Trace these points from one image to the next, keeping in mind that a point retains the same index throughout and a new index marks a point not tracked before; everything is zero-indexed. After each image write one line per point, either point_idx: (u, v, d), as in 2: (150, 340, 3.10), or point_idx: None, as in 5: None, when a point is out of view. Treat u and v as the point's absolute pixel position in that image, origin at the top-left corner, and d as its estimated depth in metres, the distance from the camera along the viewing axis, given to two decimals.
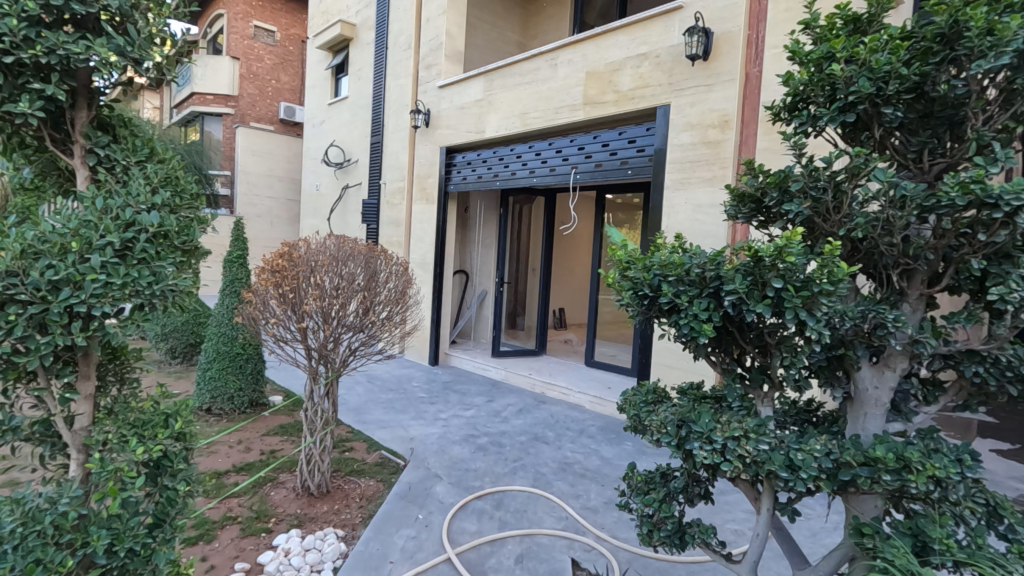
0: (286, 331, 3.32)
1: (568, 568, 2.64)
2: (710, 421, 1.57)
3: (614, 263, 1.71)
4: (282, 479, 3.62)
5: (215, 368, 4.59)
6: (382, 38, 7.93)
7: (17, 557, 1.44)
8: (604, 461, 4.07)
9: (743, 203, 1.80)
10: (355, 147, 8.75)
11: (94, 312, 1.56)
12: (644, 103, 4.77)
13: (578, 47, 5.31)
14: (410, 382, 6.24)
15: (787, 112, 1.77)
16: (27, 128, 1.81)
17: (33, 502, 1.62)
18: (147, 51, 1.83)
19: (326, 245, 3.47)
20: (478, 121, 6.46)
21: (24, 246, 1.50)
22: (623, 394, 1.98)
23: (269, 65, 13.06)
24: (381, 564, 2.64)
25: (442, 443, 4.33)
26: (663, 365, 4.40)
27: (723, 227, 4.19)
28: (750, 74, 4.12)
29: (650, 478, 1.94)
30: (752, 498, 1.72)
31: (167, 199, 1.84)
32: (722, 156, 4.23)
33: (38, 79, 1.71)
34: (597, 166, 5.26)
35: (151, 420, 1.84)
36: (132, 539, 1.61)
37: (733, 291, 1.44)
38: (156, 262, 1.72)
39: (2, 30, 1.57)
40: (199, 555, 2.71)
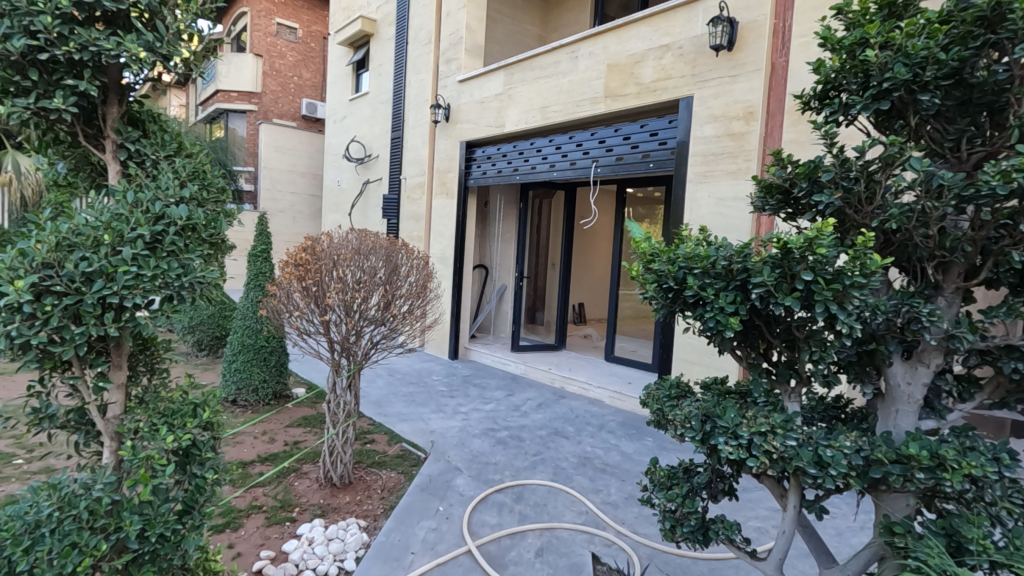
0: (309, 324, 3.37)
1: (588, 563, 2.64)
2: (736, 416, 1.55)
3: (637, 256, 1.69)
4: (305, 469, 3.68)
5: (240, 360, 4.67)
6: (402, 34, 7.96)
7: (54, 540, 1.50)
8: (624, 456, 4.05)
9: (770, 194, 1.76)
10: (376, 142, 8.81)
11: (125, 303, 1.59)
12: (666, 95, 4.71)
13: (599, 39, 5.26)
14: (430, 376, 6.28)
15: (817, 101, 1.73)
16: (61, 124, 1.85)
17: (69, 488, 1.68)
18: (175, 47, 1.86)
19: (347, 239, 3.50)
20: (498, 115, 6.45)
21: (58, 239, 1.55)
22: (645, 388, 1.97)
23: (291, 62, 13.21)
24: (402, 554, 2.67)
25: (462, 436, 4.35)
26: (684, 360, 4.35)
27: (748, 220, 4.12)
28: (776, 65, 4.03)
29: (673, 473, 1.92)
30: (778, 496, 1.69)
31: (194, 192, 1.88)
32: (746, 148, 4.15)
33: (71, 76, 1.76)
34: (618, 159, 5.21)
35: (180, 410, 1.88)
36: (163, 525, 1.65)
37: (760, 284, 1.41)
38: (184, 254, 1.75)
39: (37, 27, 1.61)
40: (226, 542, 2.77)
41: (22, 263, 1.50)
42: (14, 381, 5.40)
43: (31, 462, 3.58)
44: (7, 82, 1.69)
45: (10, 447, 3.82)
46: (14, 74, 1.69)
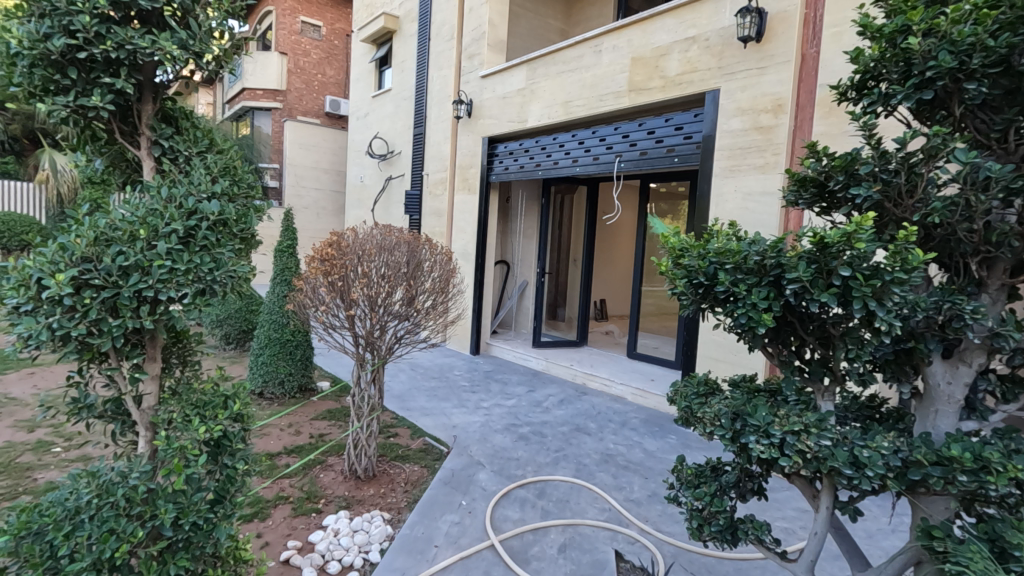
0: (334, 318, 3.41)
1: (611, 560, 2.62)
2: (768, 414, 1.52)
3: (666, 251, 1.67)
4: (330, 462, 3.73)
5: (267, 354, 4.76)
6: (424, 30, 7.98)
7: (94, 526, 1.55)
8: (648, 454, 4.01)
9: (804, 188, 1.72)
10: (398, 139, 8.86)
11: (160, 296, 1.62)
12: (692, 88, 4.63)
13: (622, 33, 5.19)
14: (452, 371, 6.32)
15: (855, 91, 1.70)
16: (98, 122, 1.90)
17: (107, 476, 1.73)
18: (207, 44, 1.90)
19: (372, 234, 3.52)
20: (521, 110, 6.42)
21: (97, 233, 1.60)
22: (672, 385, 1.95)
23: (315, 60, 13.35)
24: (426, 547, 2.69)
25: (484, 431, 4.37)
26: (709, 357, 4.29)
27: (776, 215, 4.04)
28: (807, 55, 3.93)
29: (700, 472, 1.90)
30: (810, 497, 1.66)
31: (225, 188, 1.91)
32: (775, 142, 4.07)
33: (108, 74, 1.79)
34: (642, 154, 5.16)
35: (212, 401, 1.92)
36: (196, 513, 1.69)
37: (796, 279, 1.38)
38: (216, 249, 1.78)
39: (77, 26, 1.65)
40: (255, 531, 2.83)
41: (63, 257, 1.55)
42: (52, 371, 5.59)
43: (69, 450, 3.70)
44: (48, 81, 1.74)
45: (50, 435, 3.96)
46: (54, 73, 1.73)
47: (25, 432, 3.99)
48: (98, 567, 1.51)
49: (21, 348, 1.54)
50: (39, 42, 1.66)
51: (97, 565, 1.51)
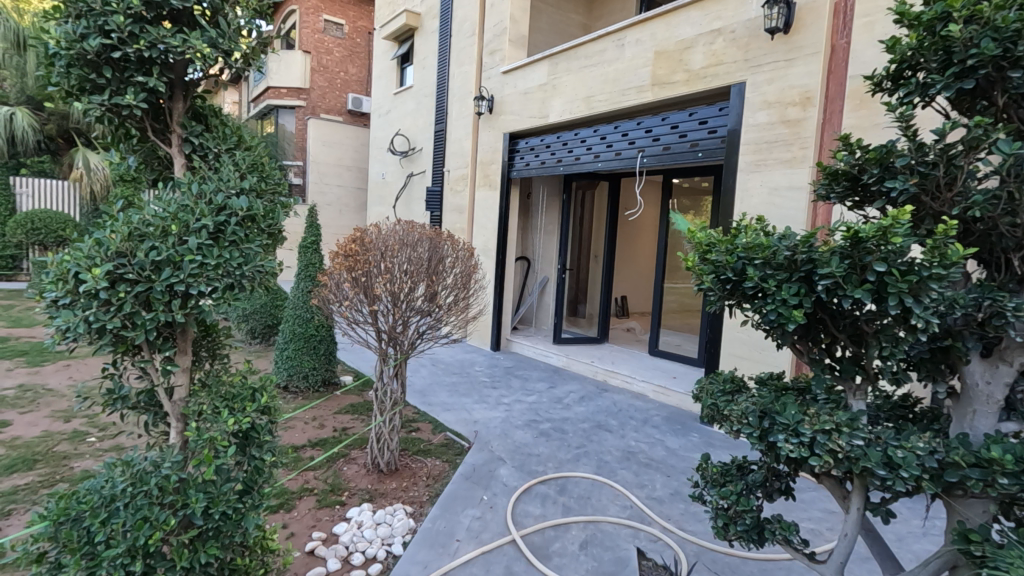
0: (358, 314, 3.45)
1: (633, 558, 2.60)
2: (797, 413, 1.48)
3: (693, 247, 1.65)
4: (353, 455, 3.77)
5: (291, 348, 4.83)
6: (446, 26, 7.99)
7: (128, 514, 1.59)
8: (670, 451, 3.97)
9: (836, 181, 1.68)
10: (420, 136, 8.90)
11: (191, 290, 1.66)
12: (716, 81, 4.55)
13: (646, 26, 5.13)
14: (473, 366, 6.34)
15: (891, 81, 1.65)
16: (131, 120, 1.94)
17: (140, 465, 1.78)
18: (236, 43, 1.93)
19: (395, 229, 3.55)
20: (542, 105, 6.40)
21: (131, 229, 1.64)
22: (698, 383, 1.94)
23: (338, 57, 13.47)
24: (448, 541, 2.71)
25: (505, 427, 4.38)
26: (734, 355, 4.22)
27: (803, 210, 3.96)
28: (837, 46, 3.83)
29: (726, 470, 1.87)
30: (839, 497, 1.62)
31: (253, 183, 1.94)
32: (802, 136, 3.98)
33: (141, 73, 1.83)
34: (665, 149, 5.09)
35: (240, 394, 1.97)
36: (225, 503, 1.72)
37: (828, 275, 1.35)
38: (245, 244, 1.81)
39: (111, 27, 1.69)
40: (281, 522, 2.88)
41: (99, 252, 1.59)
42: (87, 364, 5.75)
43: (103, 440, 3.81)
44: (84, 80, 1.79)
45: (85, 425, 4.09)
46: (90, 72, 1.78)
47: (62, 422, 4.12)
48: (134, 554, 1.55)
49: (59, 340, 1.59)
50: (75, 42, 1.71)
51: (131, 552, 1.55)
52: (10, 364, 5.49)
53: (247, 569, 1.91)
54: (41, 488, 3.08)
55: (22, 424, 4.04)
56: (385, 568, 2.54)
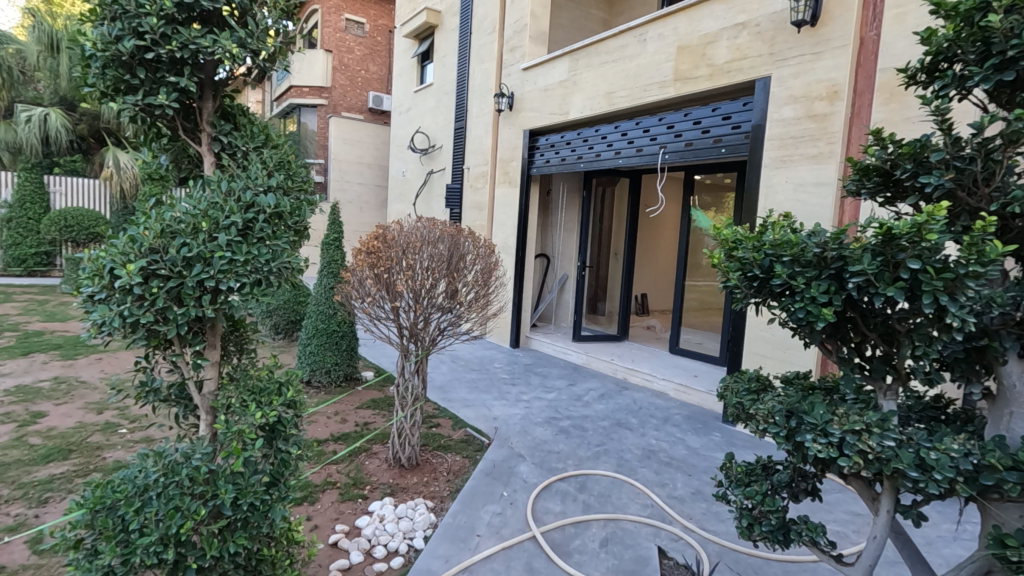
0: (380, 310, 3.49)
1: (654, 557, 2.59)
2: (825, 412, 1.46)
3: (718, 244, 1.63)
4: (375, 449, 3.82)
5: (314, 344, 4.91)
6: (466, 23, 8.00)
7: (162, 503, 1.64)
8: (691, 451, 3.94)
9: (867, 177, 1.65)
10: (440, 133, 8.94)
11: (220, 286, 1.69)
12: (740, 76, 4.48)
13: (668, 21, 5.07)
14: (492, 363, 6.36)
15: (926, 73, 1.61)
16: (163, 120, 1.99)
17: (172, 456, 1.83)
18: (263, 43, 1.97)
19: (417, 226, 3.58)
20: (563, 102, 6.37)
21: (163, 226, 1.69)
22: (723, 382, 1.92)
23: (359, 56, 13.59)
24: (469, 536, 2.73)
25: (525, 424, 4.39)
26: (757, 354, 4.16)
27: (830, 207, 3.88)
28: (866, 39, 3.75)
29: (751, 470, 1.85)
30: (868, 499, 1.60)
31: (280, 181, 1.98)
32: (829, 130, 3.90)
33: (173, 73, 1.87)
34: (687, 145, 5.04)
35: (267, 388, 2.01)
36: (253, 494, 1.76)
37: (859, 273, 1.32)
38: (272, 241, 1.85)
39: (145, 28, 1.73)
40: (305, 514, 2.93)
41: (133, 249, 1.64)
42: (118, 357, 5.91)
43: (134, 432, 3.92)
44: (118, 80, 1.83)
45: (116, 417, 4.21)
46: (125, 73, 1.82)
47: (95, 414, 4.25)
48: (166, 543, 1.60)
49: (96, 334, 1.64)
50: (111, 44, 1.76)
51: (164, 540, 1.60)
52: (46, 357, 5.68)
53: (274, 558, 1.95)
54: (76, 477, 3.18)
55: (57, 415, 4.18)
56: (407, 561, 2.57)
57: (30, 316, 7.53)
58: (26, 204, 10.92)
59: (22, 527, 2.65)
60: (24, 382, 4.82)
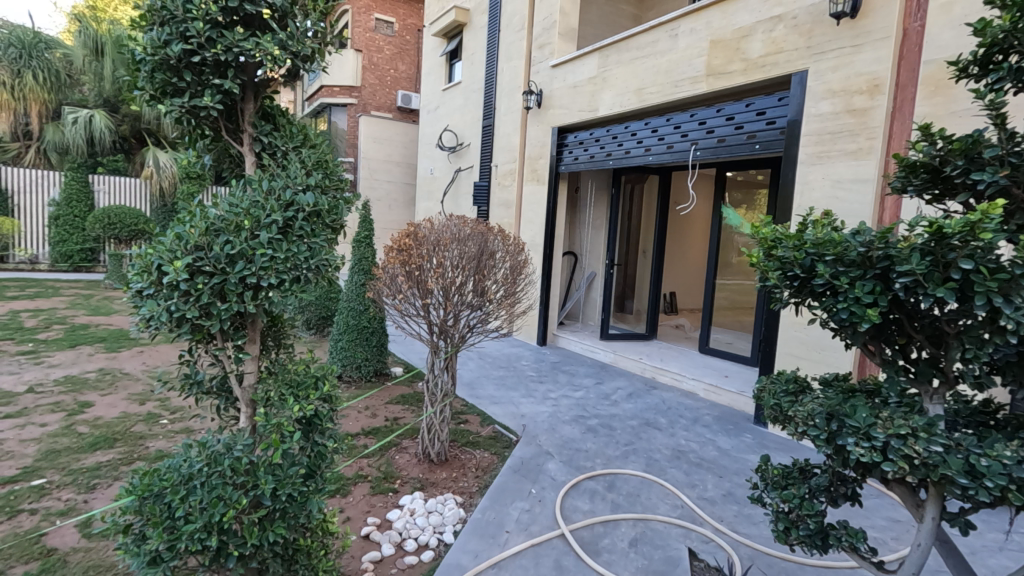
0: (411, 306, 3.54)
1: (685, 558, 2.57)
2: (868, 416, 1.43)
3: (756, 243, 1.60)
4: (405, 444, 3.87)
5: (345, 339, 5.00)
6: (495, 21, 8.01)
7: (205, 492, 1.69)
8: (722, 452, 3.88)
9: (914, 174, 1.60)
10: (468, 130, 8.99)
11: (261, 283, 1.74)
12: (776, 70, 4.38)
13: (701, 15, 4.99)
14: (520, 360, 6.38)
15: (978, 66, 1.55)
16: (207, 121, 2.05)
17: (214, 446, 1.89)
18: (303, 44, 2.01)
19: (447, 224, 3.61)
20: (592, 99, 6.33)
21: (207, 224, 1.74)
22: (759, 383, 1.89)
23: (388, 55, 13.73)
24: (497, 532, 2.75)
25: (553, 422, 4.38)
26: (792, 355, 4.06)
27: (870, 204, 3.77)
28: (909, 30, 3.62)
29: (788, 473, 1.82)
30: (912, 505, 1.56)
31: (318, 180, 2.02)
32: (870, 125, 3.78)
33: (217, 75, 1.93)
34: (720, 141, 4.96)
35: (304, 382, 2.06)
36: (291, 486, 1.81)
37: (907, 273, 1.29)
38: (311, 238, 1.89)
39: (192, 33, 1.79)
40: (338, 506, 3.00)
41: (179, 246, 1.70)
42: (159, 350, 6.13)
43: (175, 423, 4.05)
44: (166, 84, 1.90)
45: (158, 408, 4.36)
46: (172, 76, 1.89)
47: (138, 404, 4.41)
48: (210, 530, 1.66)
49: (144, 328, 1.71)
50: (160, 49, 1.82)
51: (208, 527, 1.66)
52: (92, 349, 5.91)
53: (309, 548, 2.00)
54: (121, 465, 3.32)
55: (103, 405, 4.36)
56: (437, 555, 2.60)
57: (76, 309, 7.85)
58: (72, 202, 11.36)
59: (73, 511, 2.78)
60: (71, 373, 5.04)
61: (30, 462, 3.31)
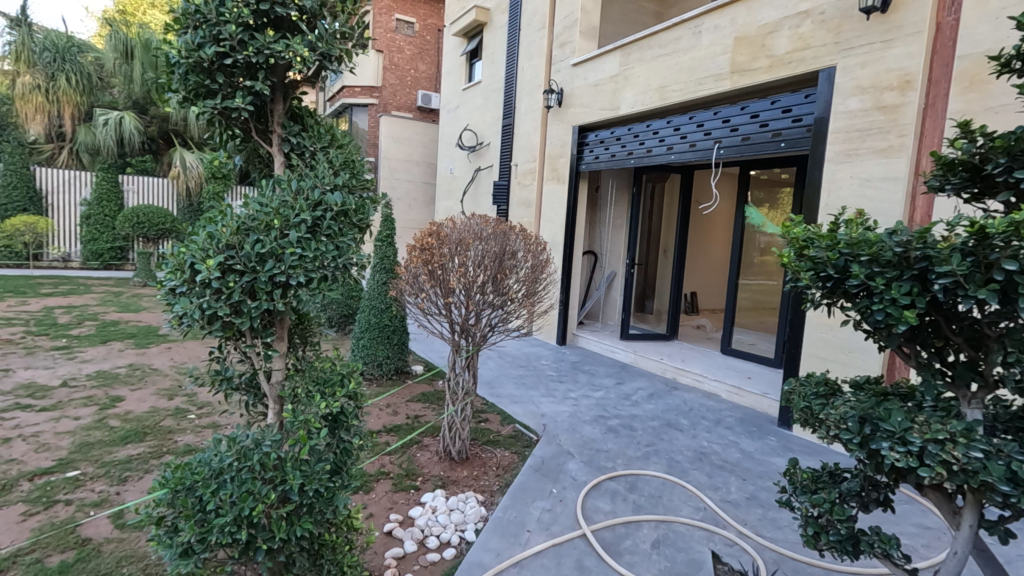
0: (433, 305, 3.56)
1: (708, 561, 2.54)
2: (904, 420, 1.40)
3: (787, 243, 1.57)
4: (426, 442, 3.90)
5: (367, 337, 5.05)
6: (515, 20, 8.01)
7: (235, 486, 1.72)
8: (745, 454, 3.83)
9: (952, 172, 1.56)
10: (488, 130, 9.00)
11: (290, 281, 1.77)
12: (802, 67, 4.30)
13: (725, 11, 4.93)
14: (539, 360, 6.37)
15: (1020, 60, 1.51)
16: (238, 122, 2.09)
17: (244, 441, 1.92)
18: (331, 45, 2.03)
19: (470, 223, 3.62)
20: (613, 97, 6.30)
21: (238, 223, 1.77)
22: (788, 385, 1.86)
23: (409, 55, 13.81)
24: (519, 531, 2.75)
25: (573, 421, 4.37)
26: (818, 356, 4.00)
27: (901, 203, 3.69)
28: (943, 25, 3.52)
29: (817, 476, 1.79)
30: (947, 512, 1.53)
31: (346, 180, 2.04)
32: (900, 122, 3.69)
33: (248, 77, 1.96)
34: (744, 139, 4.89)
35: (331, 379, 2.09)
36: (318, 481, 1.83)
37: (947, 274, 1.25)
38: (340, 237, 1.91)
39: (224, 36, 1.83)
40: (361, 502, 3.03)
41: (212, 245, 1.73)
42: (186, 347, 6.26)
43: (201, 418, 4.14)
44: (199, 86, 1.94)
45: (185, 403, 4.46)
46: (205, 78, 1.92)
47: (166, 399, 4.52)
48: (240, 523, 1.69)
49: (177, 325, 1.75)
50: (193, 51, 1.86)
51: (238, 521, 1.68)
52: (122, 345, 6.07)
53: (334, 544, 2.02)
54: (151, 458, 3.40)
55: (133, 399, 4.47)
56: (459, 553, 2.62)
57: (107, 306, 8.07)
58: (103, 201, 11.68)
59: (106, 503, 2.85)
60: (103, 368, 5.18)
61: (65, 454, 3.41)
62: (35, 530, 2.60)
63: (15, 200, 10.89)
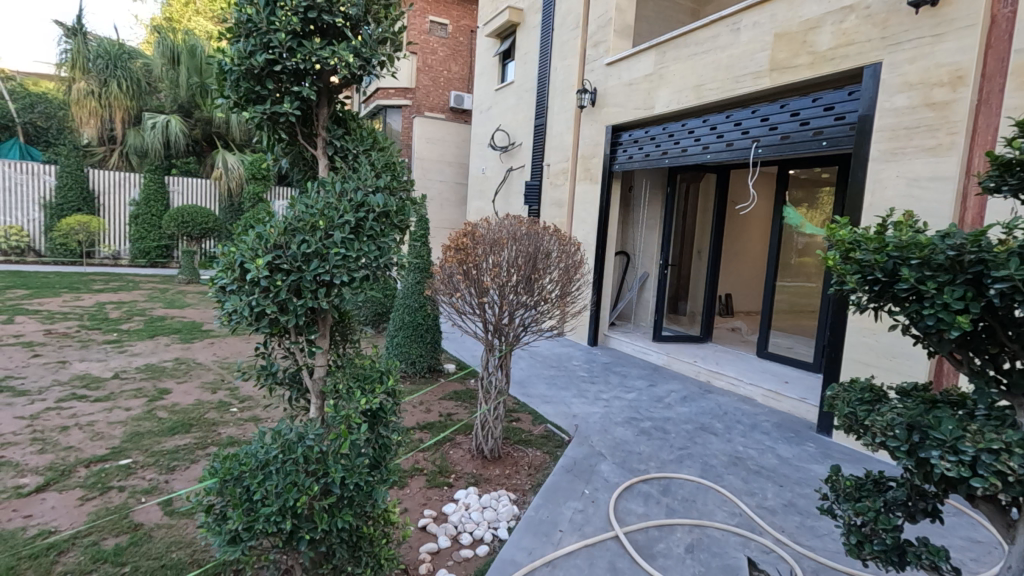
0: (467, 304, 3.60)
1: (744, 568, 2.51)
2: (955, 428, 1.36)
3: (833, 246, 1.54)
4: (459, 440, 3.95)
5: (401, 335, 5.14)
6: (549, 20, 8.00)
7: (280, 477, 1.79)
8: (782, 460, 3.74)
9: (1008, 172, 1.51)
10: (520, 130, 9.02)
11: (334, 280, 1.83)
12: (846, 63, 4.18)
13: (765, 8, 4.83)
14: (571, 360, 6.36)
15: None
16: (285, 127, 2.16)
17: (288, 434, 1.98)
18: (374, 50, 2.09)
19: (504, 224, 3.64)
20: (648, 96, 6.24)
21: (286, 224, 1.84)
22: (830, 389, 1.82)
23: (442, 57, 13.95)
24: (551, 531, 2.77)
25: (605, 423, 4.35)
26: (859, 361, 3.89)
27: (951, 203, 3.55)
28: (999, 17, 3.37)
29: (861, 484, 1.74)
30: (1002, 525, 1.47)
31: (387, 182, 2.10)
32: (951, 119, 3.55)
33: (295, 83, 2.04)
34: (784, 138, 4.78)
35: (370, 375, 2.15)
36: (359, 475, 1.89)
37: (1003, 278, 1.21)
38: (381, 238, 1.96)
39: (274, 43, 1.90)
40: (397, 497, 3.10)
41: (260, 245, 1.80)
42: (227, 342, 6.48)
43: (243, 411, 4.29)
44: (249, 91, 2.02)
45: (228, 396, 4.62)
46: (254, 84, 2.01)
47: (210, 392, 4.69)
48: (285, 513, 1.75)
49: (227, 322, 1.82)
50: (245, 59, 1.94)
51: (283, 511, 1.74)
52: (168, 340, 6.33)
53: (373, 538, 2.07)
54: (197, 448, 3.55)
55: (180, 392, 4.66)
56: (492, 550, 2.65)
57: (154, 303, 8.40)
58: (150, 201, 12.16)
59: (156, 491, 2.99)
60: (151, 362, 5.41)
61: (118, 443, 3.59)
62: (92, 514, 2.73)
63: (71, 200, 11.48)
